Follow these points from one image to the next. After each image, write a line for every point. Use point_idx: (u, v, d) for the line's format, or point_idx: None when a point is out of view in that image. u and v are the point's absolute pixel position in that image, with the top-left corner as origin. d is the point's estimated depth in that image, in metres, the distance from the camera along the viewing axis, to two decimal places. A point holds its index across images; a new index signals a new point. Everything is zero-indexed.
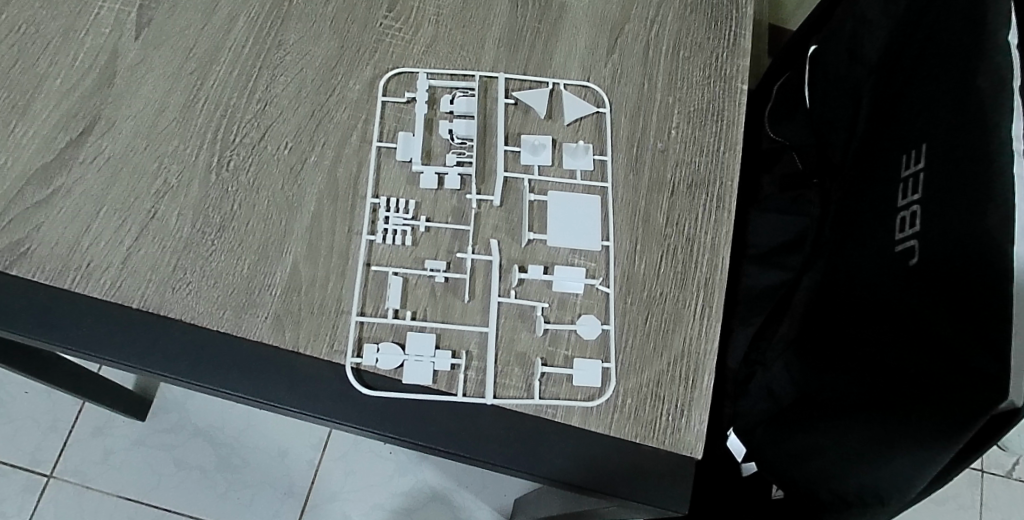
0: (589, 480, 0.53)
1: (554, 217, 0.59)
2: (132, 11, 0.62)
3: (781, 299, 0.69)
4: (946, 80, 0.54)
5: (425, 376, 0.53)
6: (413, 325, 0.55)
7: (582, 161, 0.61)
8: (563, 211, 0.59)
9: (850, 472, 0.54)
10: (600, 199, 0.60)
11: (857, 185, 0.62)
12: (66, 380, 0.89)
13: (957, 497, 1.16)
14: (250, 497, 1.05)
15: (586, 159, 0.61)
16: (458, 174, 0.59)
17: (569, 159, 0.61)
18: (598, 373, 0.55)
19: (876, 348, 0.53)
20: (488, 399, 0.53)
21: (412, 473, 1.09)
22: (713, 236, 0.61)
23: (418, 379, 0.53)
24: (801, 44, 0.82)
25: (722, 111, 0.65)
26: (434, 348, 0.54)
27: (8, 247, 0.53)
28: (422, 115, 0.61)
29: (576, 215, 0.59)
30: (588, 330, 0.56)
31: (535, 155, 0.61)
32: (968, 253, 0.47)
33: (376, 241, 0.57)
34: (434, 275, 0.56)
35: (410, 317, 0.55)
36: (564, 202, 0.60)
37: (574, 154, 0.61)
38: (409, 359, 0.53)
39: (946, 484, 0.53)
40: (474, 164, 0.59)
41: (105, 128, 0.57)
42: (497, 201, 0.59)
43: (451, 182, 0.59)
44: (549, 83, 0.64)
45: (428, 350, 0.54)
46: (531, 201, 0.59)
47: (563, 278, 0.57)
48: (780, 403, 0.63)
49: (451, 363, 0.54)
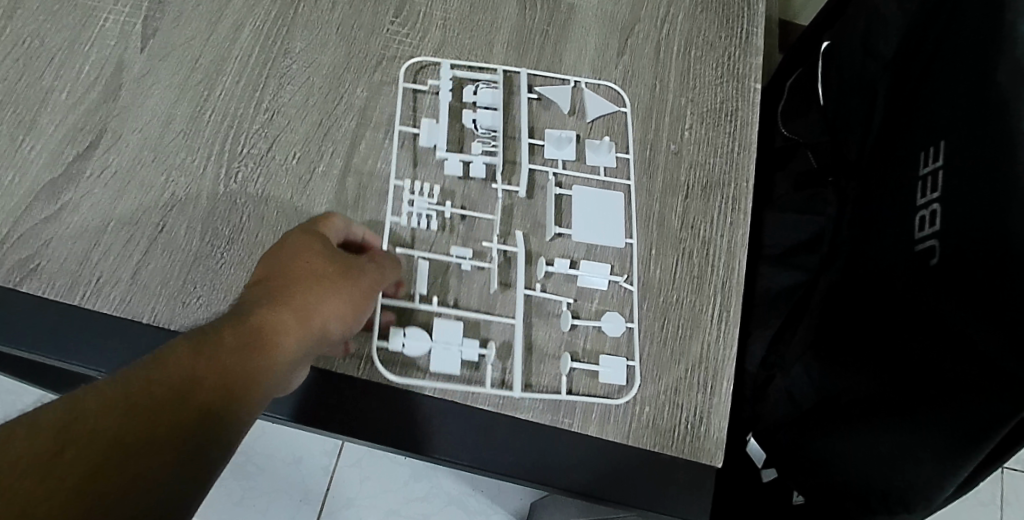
0: (610, 490, 0.51)
1: (578, 211, 0.59)
2: (137, 23, 0.61)
3: (800, 299, 0.67)
4: (964, 74, 0.53)
5: (454, 363, 0.53)
6: (440, 313, 0.54)
7: (605, 157, 0.61)
8: (586, 208, 0.59)
9: (881, 476, 0.53)
10: (623, 196, 0.60)
11: (875, 182, 0.61)
12: None
13: (979, 494, 1.09)
14: (266, 504, 1.03)
15: (609, 157, 0.61)
16: (483, 162, 0.59)
17: (592, 154, 0.61)
18: (623, 372, 0.54)
19: (898, 349, 0.52)
20: (517, 391, 0.53)
21: (427, 478, 1.06)
22: (729, 240, 0.59)
23: (444, 368, 0.53)
24: (813, 39, 0.80)
25: (735, 111, 0.64)
26: (462, 336, 0.54)
27: (17, 263, 0.53)
28: (445, 104, 0.60)
29: (599, 212, 0.59)
30: (611, 327, 0.55)
31: (559, 149, 0.60)
32: (988, 252, 0.46)
33: (400, 223, 0.57)
34: (462, 263, 0.56)
35: (437, 304, 0.54)
36: (588, 196, 0.59)
37: (597, 149, 0.61)
38: (436, 346, 0.53)
39: (979, 484, 0.51)
40: (500, 155, 0.59)
41: (113, 142, 0.57)
42: (523, 191, 0.58)
43: (476, 170, 0.59)
44: (572, 81, 0.63)
45: (456, 336, 0.53)
46: (556, 194, 0.59)
47: (589, 273, 0.57)
48: (800, 407, 0.62)
49: (479, 354, 0.53)
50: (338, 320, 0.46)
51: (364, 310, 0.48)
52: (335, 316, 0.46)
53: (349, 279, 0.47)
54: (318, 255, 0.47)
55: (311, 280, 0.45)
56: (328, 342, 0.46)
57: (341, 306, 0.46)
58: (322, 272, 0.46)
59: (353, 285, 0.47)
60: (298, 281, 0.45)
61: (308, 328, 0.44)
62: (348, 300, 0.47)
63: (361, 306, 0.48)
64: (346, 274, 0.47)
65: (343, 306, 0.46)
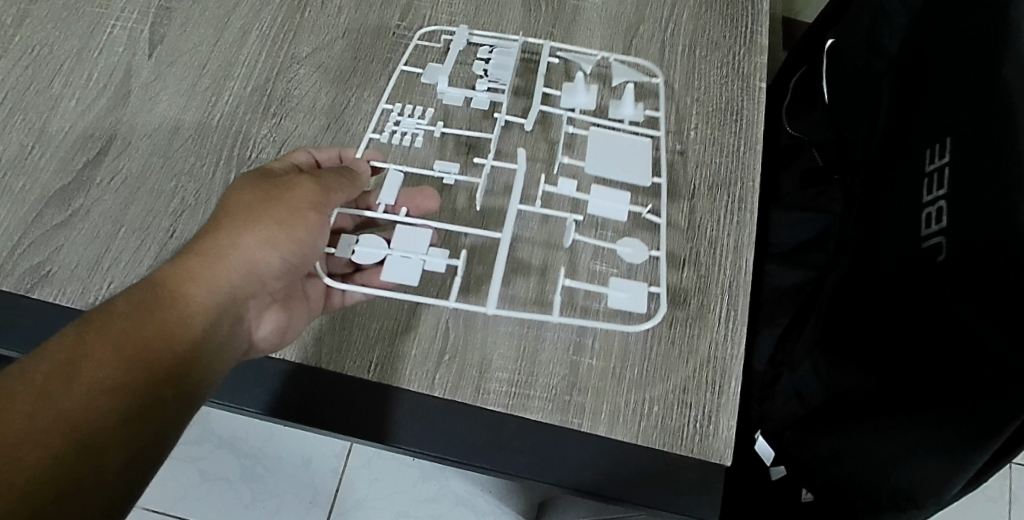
0: (619, 489, 0.51)
1: (592, 148, 0.60)
2: (144, 30, 0.62)
3: (807, 297, 0.68)
4: (969, 70, 0.53)
5: (414, 273, 0.52)
6: (404, 223, 0.54)
7: (628, 110, 0.61)
8: (598, 147, 0.60)
9: (886, 473, 0.53)
10: (650, 143, 0.60)
11: (880, 179, 0.61)
12: None
13: (987, 490, 1.06)
14: (276, 506, 1.03)
15: (636, 109, 0.61)
16: (486, 99, 0.61)
17: (615, 108, 0.62)
18: (643, 298, 0.54)
19: (903, 346, 0.52)
20: (490, 307, 0.50)
21: (435, 479, 1.06)
22: (736, 239, 0.59)
23: (406, 274, 0.52)
24: (818, 36, 0.80)
25: (741, 110, 0.64)
26: (427, 246, 0.53)
27: (28, 269, 0.53)
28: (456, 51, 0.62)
29: (614, 150, 0.60)
30: (629, 252, 0.55)
31: (575, 98, 0.62)
32: (995, 249, 0.46)
33: (382, 140, 0.59)
34: (445, 177, 0.57)
35: (404, 215, 0.54)
36: (601, 138, 0.60)
37: (618, 104, 0.62)
38: (397, 255, 0.52)
39: (986, 481, 0.51)
40: (506, 105, 0.59)
41: (122, 147, 0.57)
42: (529, 122, 0.59)
43: (478, 103, 0.61)
44: (598, 55, 0.64)
45: (421, 248, 0.53)
46: (570, 133, 0.61)
47: (601, 200, 0.57)
48: (808, 405, 0.62)
49: (445, 262, 0.53)
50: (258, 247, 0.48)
51: (299, 227, 0.49)
52: (253, 241, 0.48)
53: (273, 202, 0.49)
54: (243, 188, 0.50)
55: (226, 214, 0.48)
56: (257, 269, 0.48)
57: (260, 230, 0.48)
58: (240, 204, 0.49)
59: (276, 208, 0.49)
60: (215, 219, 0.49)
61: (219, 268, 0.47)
62: (268, 224, 0.48)
63: (288, 226, 0.49)
64: (273, 199, 0.49)
65: (260, 231, 0.48)
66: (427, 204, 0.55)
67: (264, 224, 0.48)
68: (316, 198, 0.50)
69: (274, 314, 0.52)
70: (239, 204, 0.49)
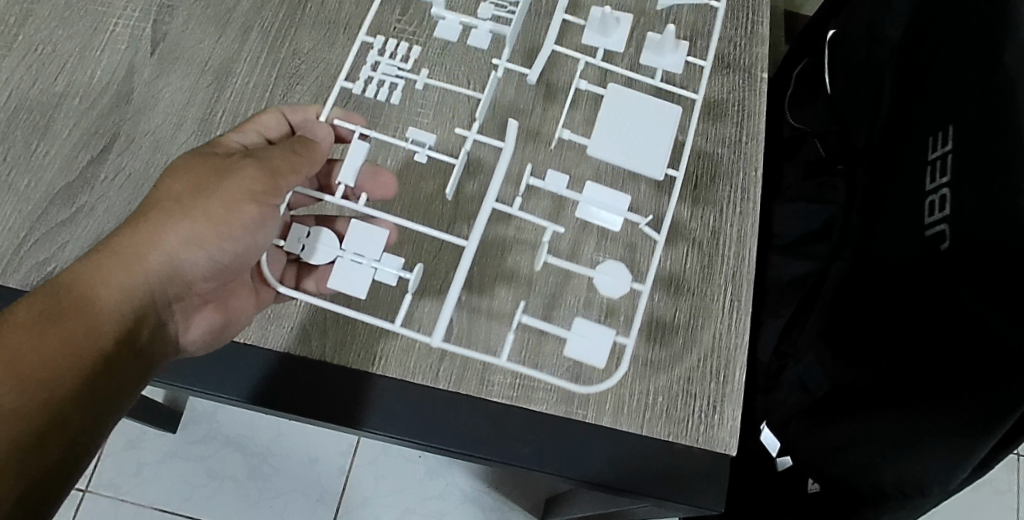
0: (625, 479, 0.52)
1: (604, 121, 0.54)
2: (147, 27, 0.62)
3: (811, 288, 0.68)
4: (970, 57, 0.53)
5: (364, 284, 0.49)
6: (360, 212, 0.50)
7: (668, 60, 0.58)
8: (614, 114, 0.55)
9: (892, 462, 0.52)
10: (679, 112, 0.55)
11: (883, 169, 0.61)
12: None
13: (994, 482, 1.02)
14: (283, 504, 1.03)
15: (676, 60, 0.57)
16: (487, 31, 0.58)
17: (654, 56, 0.58)
18: (603, 352, 0.48)
19: (909, 336, 0.52)
20: (436, 340, 0.46)
21: (441, 476, 1.06)
22: (739, 229, 0.59)
23: (353, 280, 0.49)
24: (820, 26, 0.79)
25: (743, 101, 0.63)
26: (381, 250, 0.50)
27: (36, 268, 0.54)
28: None
29: (625, 122, 0.54)
30: (607, 284, 0.49)
31: (604, 35, 0.57)
32: (999, 235, 0.46)
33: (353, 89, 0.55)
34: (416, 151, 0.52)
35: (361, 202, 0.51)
36: (618, 100, 0.55)
37: (659, 51, 0.57)
38: (346, 257, 0.50)
39: (990, 469, 0.51)
40: (507, 57, 0.56)
41: (126, 145, 0.58)
42: (532, 75, 0.58)
43: (479, 37, 0.58)
44: None
45: (375, 252, 0.50)
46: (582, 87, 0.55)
47: (591, 203, 0.51)
48: (813, 395, 0.62)
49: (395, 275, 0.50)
50: (183, 241, 0.47)
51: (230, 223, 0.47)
52: (178, 240, 0.46)
53: (203, 193, 0.47)
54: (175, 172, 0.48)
55: (153, 203, 0.47)
56: (182, 266, 0.47)
57: (187, 227, 0.47)
58: (171, 192, 0.47)
59: (206, 197, 0.47)
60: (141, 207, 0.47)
61: (141, 263, 0.46)
62: (196, 216, 0.47)
63: (217, 218, 0.47)
64: (207, 187, 0.47)
65: (189, 224, 0.47)
66: (385, 192, 0.55)
67: (190, 220, 0.47)
68: (253, 182, 0.48)
69: (209, 314, 0.51)
70: (175, 191, 0.47)
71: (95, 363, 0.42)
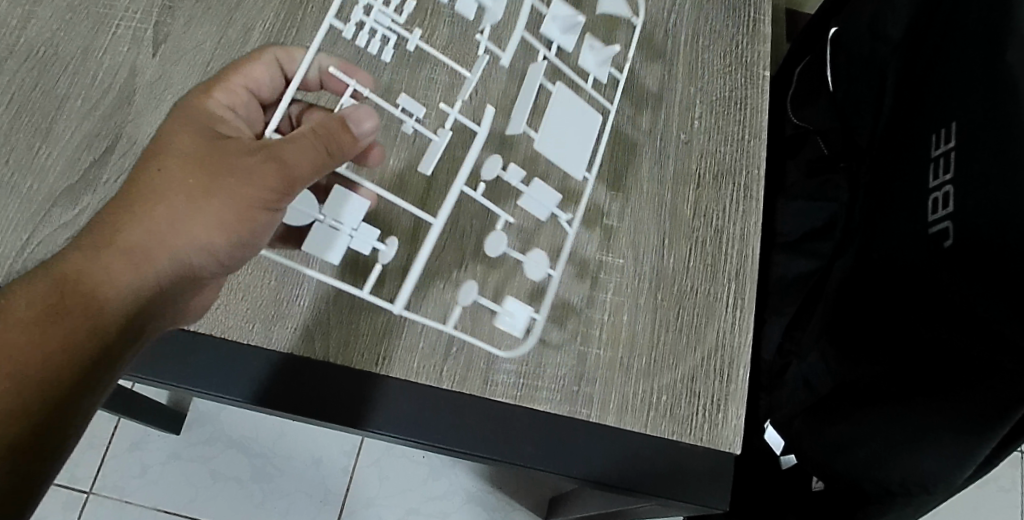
0: (629, 478, 0.52)
1: (553, 116, 0.51)
2: (148, 28, 0.62)
3: (814, 286, 0.68)
4: (972, 54, 0.52)
5: (339, 250, 0.48)
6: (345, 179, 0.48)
7: (599, 69, 0.56)
8: (560, 114, 0.51)
9: (897, 461, 0.52)
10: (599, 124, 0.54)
11: (886, 167, 0.61)
12: (126, 408, 0.87)
13: (997, 479, 1.02)
14: (288, 505, 1.03)
15: (602, 73, 0.56)
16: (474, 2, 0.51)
17: (590, 56, 0.56)
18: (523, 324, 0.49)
19: (915, 333, 0.52)
20: (398, 306, 0.46)
21: (445, 476, 1.06)
22: (741, 228, 0.59)
23: (326, 244, 0.48)
24: (821, 25, 0.79)
25: (744, 100, 0.63)
26: (360, 220, 0.48)
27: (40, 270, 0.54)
28: None
29: (569, 123, 0.52)
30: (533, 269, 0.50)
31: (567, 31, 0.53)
32: (1002, 231, 0.46)
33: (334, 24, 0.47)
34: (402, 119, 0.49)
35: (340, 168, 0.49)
36: (563, 102, 0.52)
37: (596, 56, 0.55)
38: (323, 222, 0.48)
39: (995, 467, 0.51)
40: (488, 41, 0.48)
41: (128, 146, 0.58)
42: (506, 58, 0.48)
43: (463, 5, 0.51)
44: None
45: (353, 220, 0.48)
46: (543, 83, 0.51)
47: (535, 195, 0.51)
48: (817, 393, 0.62)
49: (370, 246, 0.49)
50: (192, 241, 0.43)
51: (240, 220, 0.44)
52: (184, 242, 0.43)
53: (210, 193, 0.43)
54: (176, 159, 0.44)
55: (155, 194, 0.43)
56: (192, 269, 0.44)
57: (195, 227, 0.43)
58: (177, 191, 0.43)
59: (217, 197, 0.43)
60: (136, 196, 0.43)
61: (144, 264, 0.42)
62: (210, 217, 0.43)
63: (230, 224, 0.43)
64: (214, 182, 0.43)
65: (202, 228, 0.43)
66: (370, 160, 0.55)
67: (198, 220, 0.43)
68: (267, 185, 0.43)
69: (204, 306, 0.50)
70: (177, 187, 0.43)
71: (93, 345, 0.40)
